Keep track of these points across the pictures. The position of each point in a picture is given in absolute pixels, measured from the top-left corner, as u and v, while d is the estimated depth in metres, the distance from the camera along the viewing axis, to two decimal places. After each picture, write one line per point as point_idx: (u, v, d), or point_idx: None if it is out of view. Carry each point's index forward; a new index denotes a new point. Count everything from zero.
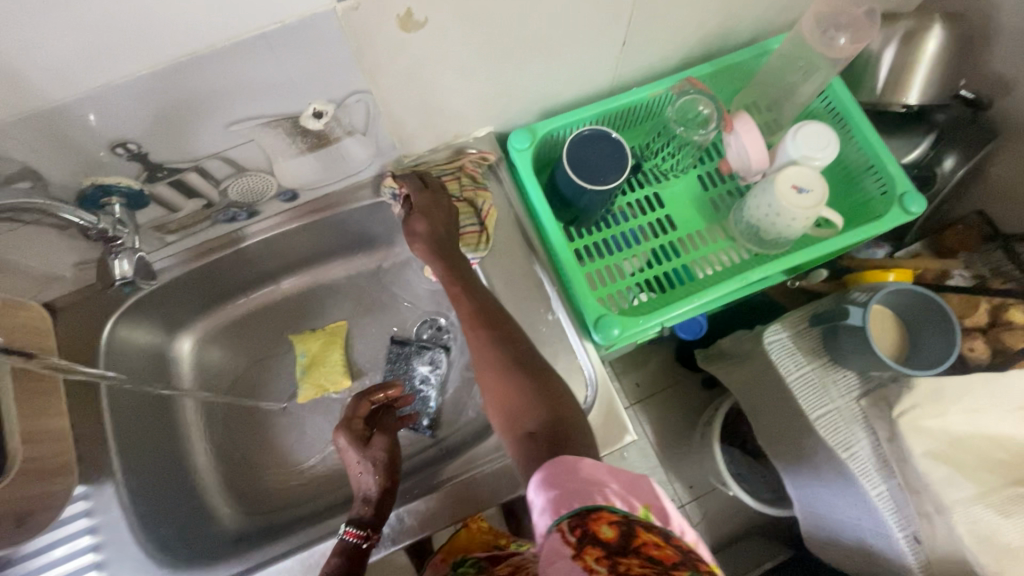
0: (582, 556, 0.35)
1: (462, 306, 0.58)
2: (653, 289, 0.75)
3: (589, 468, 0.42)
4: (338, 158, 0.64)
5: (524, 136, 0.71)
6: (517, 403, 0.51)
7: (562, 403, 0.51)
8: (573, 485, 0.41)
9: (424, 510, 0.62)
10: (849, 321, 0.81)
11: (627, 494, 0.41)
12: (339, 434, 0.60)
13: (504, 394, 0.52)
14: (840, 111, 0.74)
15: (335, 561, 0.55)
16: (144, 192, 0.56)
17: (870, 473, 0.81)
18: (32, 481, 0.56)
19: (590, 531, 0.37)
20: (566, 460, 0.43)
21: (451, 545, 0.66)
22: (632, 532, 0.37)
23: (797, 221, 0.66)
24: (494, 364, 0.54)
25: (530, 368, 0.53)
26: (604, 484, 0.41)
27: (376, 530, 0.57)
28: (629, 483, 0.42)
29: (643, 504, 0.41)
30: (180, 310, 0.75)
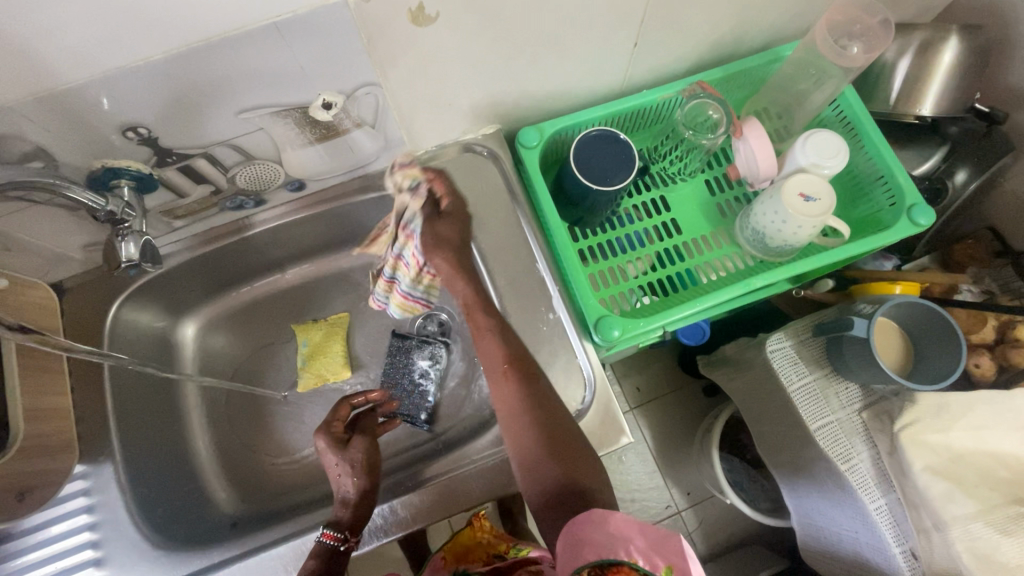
0: None
1: (492, 352, 0.57)
2: (655, 292, 0.75)
3: (617, 523, 0.39)
4: (346, 150, 0.64)
5: (532, 134, 0.70)
6: (541, 459, 0.52)
7: (584, 463, 0.52)
8: (597, 537, 0.38)
9: (414, 502, 0.63)
10: (852, 332, 0.80)
11: (652, 552, 0.36)
12: (318, 436, 0.61)
13: (521, 443, 0.54)
14: (852, 121, 0.73)
15: (311, 564, 0.54)
16: (154, 176, 0.56)
17: (869, 486, 0.80)
18: (33, 458, 0.56)
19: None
20: (596, 512, 0.40)
21: (454, 542, 0.67)
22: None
23: (803, 230, 0.66)
24: (522, 414, 0.54)
25: (557, 422, 0.54)
26: (628, 539, 0.37)
27: (355, 532, 0.56)
28: (658, 539, 0.37)
29: (668, 564, 0.36)
30: (185, 295, 0.76)
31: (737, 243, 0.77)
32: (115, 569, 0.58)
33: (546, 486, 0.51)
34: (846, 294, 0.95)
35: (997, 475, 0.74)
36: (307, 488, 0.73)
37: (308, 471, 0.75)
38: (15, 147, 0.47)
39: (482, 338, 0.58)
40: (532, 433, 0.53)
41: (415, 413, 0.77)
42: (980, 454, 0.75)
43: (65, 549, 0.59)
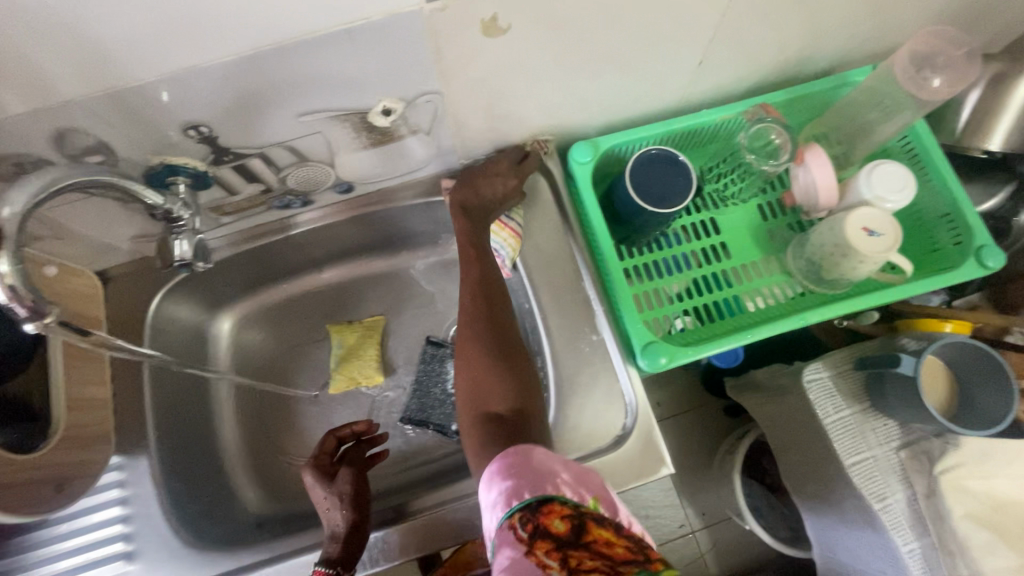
0: (535, 553, 0.38)
1: (469, 272, 0.61)
2: (699, 317, 0.73)
3: (541, 460, 0.44)
4: (397, 155, 0.63)
5: (587, 149, 0.68)
6: (489, 380, 0.55)
7: (530, 390, 0.55)
8: (528, 476, 0.43)
9: (404, 530, 0.62)
10: (899, 369, 0.77)
11: (577, 485, 0.43)
12: (306, 471, 0.62)
13: (483, 371, 0.55)
14: (921, 156, 0.70)
15: None
16: (209, 174, 0.56)
17: (903, 527, 0.78)
18: (72, 449, 0.56)
19: (545, 527, 0.39)
20: (521, 448, 0.45)
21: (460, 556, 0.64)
22: (584, 528, 0.40)
23: (864, 265, 0.63)
24: (480, 336, 0.57)
25: (513, 349, 0.57)
26: (554, 474, 0.43)
27: (350, 566, 0.56)
28: (581, 475, 0.45)
29: (594, 496, 0.44)
30: (224, 289, 0.76)
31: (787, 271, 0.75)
32: (145, 564, 0.58)
33: (491, 405, 0.54)
34: (889, 328, 0.91)
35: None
36: None
37: None
38: (78, 141, 0.47)
39: (470, 264, 0.62)
40: (496, 362, 0.56)
41: (446, 424, 0.76)
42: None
43: (100, 539, 0.59)
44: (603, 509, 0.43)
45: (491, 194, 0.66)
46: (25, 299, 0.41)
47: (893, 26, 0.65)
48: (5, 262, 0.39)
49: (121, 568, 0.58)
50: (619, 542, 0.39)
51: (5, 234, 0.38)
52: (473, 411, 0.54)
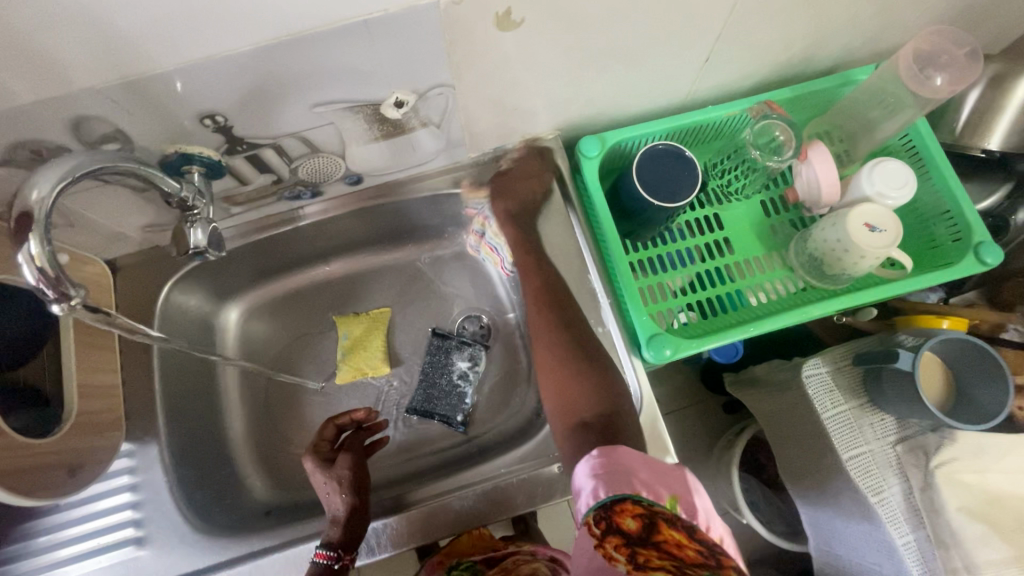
0: (605, 545, 0.41)
1: (530, 281, 0.68)
2: (702, 311, 0.74)
3: (623, 458, 0.47)
4: (407, 147, 0.64)
5: (593, 144, 0.69)
6: (572, 388, 0.59)
7: (614, 395, 0.58)
8: (611, 473, 0.46)
9: (402, 519, 0.62)
10: (897, 364, 0.78)
11: (656, 484, 0.45)
12: (306, 457, 0.64)
13: (562, 378, 0.60)
14: (922, 154, 0.72)
15: None
16: (222, 164, 0.56)
17: (899, 521, 0.79)
18: (83, 435, 0.57)
19: (617, 523, 0.42)
20: (604, 450, 0.48)
21: (452, 546, 0.67)
22: (655, 526, 0.41)
23: (865, 260, 0.65)
24: (554, 345, 0.63)
25: (591, 356, 0.62)
26: (634, 473, 0.46)
27: (350, 549, 0.56)
28: (661, 476, 0.46)
29: (673, 495, 0.45)
30: (232, 280, 0.76)
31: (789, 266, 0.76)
32: (156, 549, 0.59)
33: (579, 411, 0.57)
34: (888, 324, 0.93)
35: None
36: None
37: None
38: (96, 129, 0.47)
39: (527, 274, 0.68)
40: (576, 369, 0.60)
41: (452, 415, 0.77)
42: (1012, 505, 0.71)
43: (110, 525, 0.60)
44: (682, 509, 0.44)
45: (527, 195, 0.70)
46: (53, 281, 0.40)
47: (896, 25, 0.66)
48: (37, 243, 0.38)
49: (133, 553, 0.59)
50: (688, 542, 0.40)
51: (35, 219, 0.38)
52: (563, 418, 0.58)
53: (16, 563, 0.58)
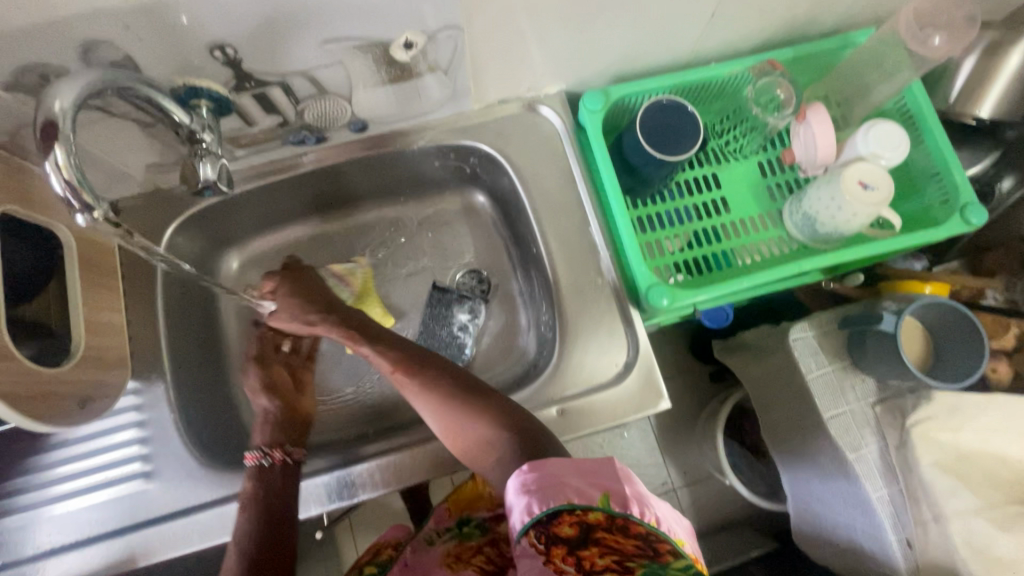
0: (551, 559, 0.43)
1: (385, 360, 0.61)
2: (698, 269, 0.76)
3: (552, 470, 0.47)
4: (414, 94, 0.64)
5: (597, 98, 0.70)
6: (475, 434, 0.55)
7: (509, 412, 0.56)
8: (542, 487, 0.46)
9: (403, 458, 0.64)
10: (880, 326, 0.81)
11: (587, 486, 0.46)
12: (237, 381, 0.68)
13: (460, 432, 0.56)
14: (915, 116, 0.73)
15: (250, 487, 0.56)
16: (230, 101, 0.56)
17: (874, 475, 0.83)
18: (92, 369, 0.58)
19: (556, 535, 0.44)
20: (534, 463, 0.48)
21: (457, 495, 0.74)
22: (592, 528, 0.44)
23: (857, 217, 0.67)
24: (437, 405, 0.57)
25: (475, 390, 0.58)
26: (565, 484, 0.46)
27: (275, 447, 0.59)
28: (591, 474, 0.47)
29: (605, 492, 0.45)
30: (233, 227, 0.76)
31: (783, 227, 0.78)
32: (163, 482, 0.61)
33: (490, 451, 0.54)
34: (874, 291, 0.95)
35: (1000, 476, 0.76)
36: (337, 426, 0.76)
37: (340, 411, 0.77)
38: (106, 55, 0.47)
39: (380, 352, 0.61)
40: (464, 413, 0.56)
41: None
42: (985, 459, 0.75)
43: (118, 459, 0.62)
44: (616, 503, 0.45)
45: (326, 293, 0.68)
46: (79, 196, 0.42)
47: None
48: (62, 151, 0.40)
49: (141, 486, 0.61)
50: (626, 540, 0.43)
51: (60, 128, 0.40)
52: (482, 464, 0.56)
53: (28, 493, 0.60)
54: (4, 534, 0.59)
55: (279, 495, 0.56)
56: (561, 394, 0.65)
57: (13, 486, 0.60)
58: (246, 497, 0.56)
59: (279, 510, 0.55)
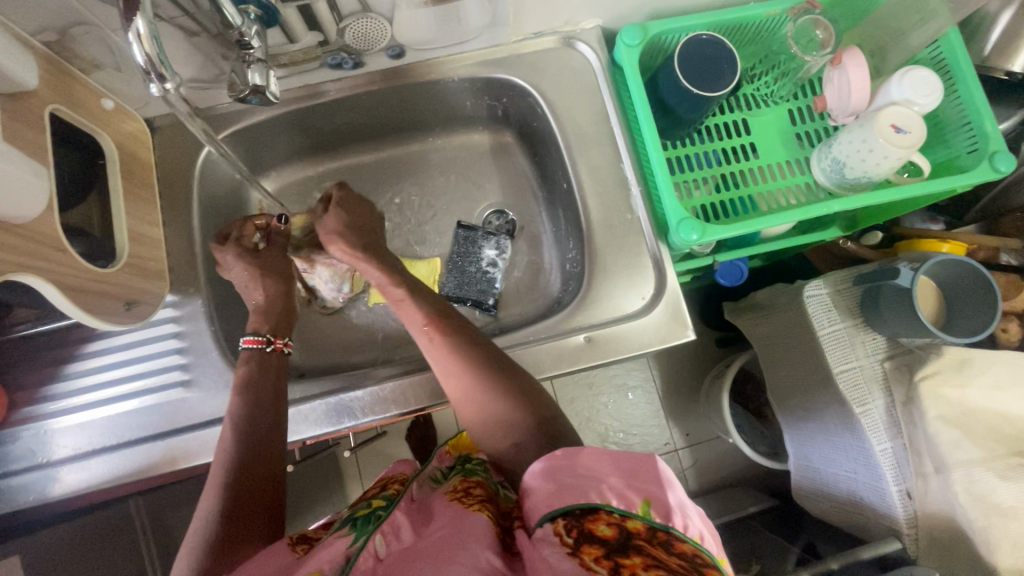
0: (579, 554, 0.40)
1: (416, 314, 0.59)
2: (723, 212, 0.77)
3: (589, 462, 0.47)
4: (454, 18, 0.64)
5: (636, 32, 0.68)
6: (500, 417, 0.55)
7: (539, 399, 0.56)
8: (575, 480, 0.45)
9: (427, 378, 0.65)
10: (896, 281, 0.78)
11: (626, 490, 0.44)
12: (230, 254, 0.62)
13: (483, 406, 0.56)
14: (948, 64, 0.73)
15: (243, 369, 0.58)
16: (276, 11, 0.56)
17: (878, 429, 0.82)
18: (135, 276, 0.59)
19: (590, 533, 0.42)
20: (568, 451, 0.48)
21: (456, 443, 0.73)
22: (629, 534, 0.42)
23: (887, 161, 0.67)
24: (468, 377, 0.55)
25: (506, 369, 0.57)
26: (600, 479, 0.45)
27: (277, 335, 0.62)
28: (631, 479, 0.45)
29: (645, 499, 0.43)
30: (265, 153, 0.76)
31: (810, 175, 0.78)
32: (201, 392, 0.63)
33: (510, 434, 0.56)
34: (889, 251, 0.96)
35: (1004, 431, 0.76)
36: (360, 356, 0.77)
37: (363, 344, 0.78)
38: None
39: (411, 308, 0.60)
40: (495, 392, 0.55)
41: (482, 299, 0.77)
42: (993, 413, 0.76)
43: (156, 368, 0.63)
44: (656, 513, 0.42)
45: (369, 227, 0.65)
46: (157, 69, 0.42)
47: None
48: (142, 22, 0.40)
49: (179, 395, 0.62)
50: (668, 556, 0.40)
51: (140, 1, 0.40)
52: (494, 436, 0.57)
53: (67, 396, 0.62)
54: (45, 433, 0.61)
55: (275, 381, 0.58)
56: (588, 323, 0.67)
57: (54, 388, 0.62)
58: (239, 381, 0.57)
59: (273, 398, 0.57)
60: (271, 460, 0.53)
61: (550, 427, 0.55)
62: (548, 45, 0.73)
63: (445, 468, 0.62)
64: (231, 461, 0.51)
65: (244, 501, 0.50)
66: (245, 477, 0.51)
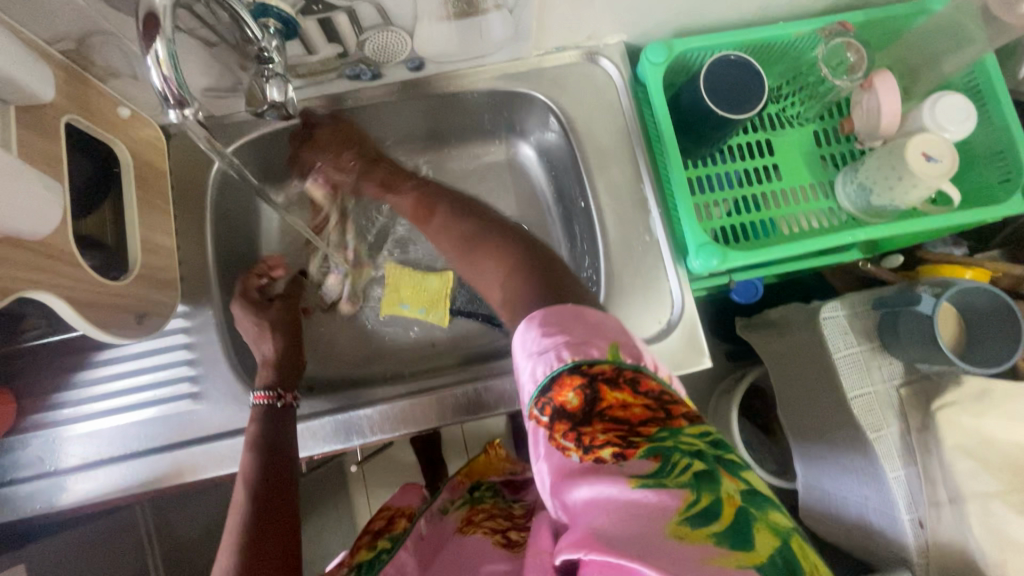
0: (552, 433, 0.37)
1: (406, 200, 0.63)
2: (743, 234, 0.75)
3: (560, 318, 0.41)
4: (475, 33, 0.63)
5: (661, 50, 0.67)
6: (490, 268, 0.51)
7: (528, 249, 0.51)
8: (546, 345, 0.39)
9: (436, 400, 0.64)
10: (917, 308, 0.76)
11: (590, 343, 0.39)
12: (236, 303, 0.65)
13: (475, 259, 0.53)
14: (983, 90, 0.70)
15: (256, 425, 0.57)
16: (296, 25, 0.55)
17: (892, 456, 0.80)
18: (147, 287, 0.59)
19: (555, 404, 0.37)
20: (537, 314, 0.42)
21: (470, 466, 0.71)
22: (596, 395, 0.37)
23: (917, 189, 0.65)
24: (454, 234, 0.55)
25: (497, 229, 0.54)
26: (572, 335, 0.40)
27: (287, 389, 0.60)
28: (593, 329, 0.40)
29: (610, 345, 0.39)
30: (279, 162, 0.76)
31: (833, 199, 0.76)
32: (210, 404, 0.62)
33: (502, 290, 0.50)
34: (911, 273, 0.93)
35: None
36: (370, 367, 0.76)
37: (371, 351, 0.77)
38: None
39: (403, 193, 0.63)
40: (481, 242, 0.53)
41: (494, 315, 0.78)
42: None
43: (165, 378, 0.63)
44: (625, 355, 0.39)
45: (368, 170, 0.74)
46: (175, 93, 0.41)
47: None
48: (162, 45, 0.39)
49: (187, 406, 0.62)
50: (635, 399, 0.37)
51: (160, 23, 0.39)
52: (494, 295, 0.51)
53: (75, 405, 0.61)
54: (53, 442, 0.60)
55: (285, 436, 0.57)
56: None
57: (64, 396, 0.62)
58: (252, 437, 0.56)
59: (283, 453, 0.55)
60: (285, 509, 0.51)
61: (543, 276, 0.47)
62: (569, 59, 0.72)
63: (455, 498, 0.61)
64: (245, 527, 0.49)
65: (263, 555, 0.47)
66: (261, 536, 0.48)
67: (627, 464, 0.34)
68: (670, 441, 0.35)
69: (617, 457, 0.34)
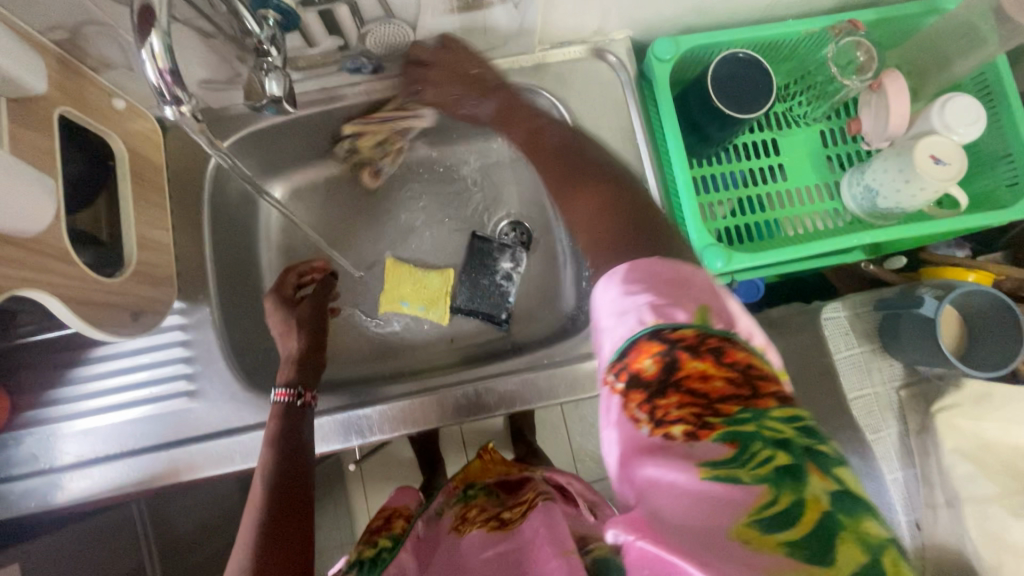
0: (626, 400, 0.33)
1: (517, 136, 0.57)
2: (746, 234, 0.74)
3: (644, 275, 0.37)
4: (479, 26, 0.62)
5: (668, 46, 0.66)
6: (590, 205, 0.50)
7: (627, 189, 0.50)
8: (629, 303, 0.36)
9: (436, 400, 0.63)
10: (920, 310, 0.74)
11: (676, 305, 0.35)
12: (269, 297, 0.64)
13: (572, 198, 0.51)
14: (994, 92, 0.69)
15: (274, 425, 0.55)
16: (297, 16, 0.54)
17: (890, 458, 0.80)
18: (143, 284, 0.58)
19: (631, 371, 0.34)
20: (621, 268, 0.38)
21: (465, 474, 0.70)
22: (675, 363, 0.33)
23: (924, 192, 0.64)
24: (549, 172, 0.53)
25: (593, 168, 0.52)
26: (659, 294, 0.36)
27: (307, 388, 0.58)
28: (680, 288, 0.36)
29: (699, 308, 0.34)
30: (279, 155, 0.74)
31: (838, 200, 0.75)
32: (207, 402, 0.61)
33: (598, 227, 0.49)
34: (914, 275, 0.93)
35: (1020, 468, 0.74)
36: (370, 364, 0.76)
37: (370, 347, 0.77)
38: None
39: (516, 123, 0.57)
40: (580, 181, 0.51)
41: (495, 313, 0.76)
42: (1011, 448, 0.74)
43: (162, 376, 0.62)
44: (715, 321, 0.34)
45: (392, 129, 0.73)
46: (170, 89, 0.40)
47: None
48: (158, 39, 0.38)
49: (184, 404, 0.61)
50: (718, 369, 0.32)
51: (155, 15, 0.38)
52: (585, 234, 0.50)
53: (70, 402, 0.61)
54: (47, 439, 0.60)
55: (303, 437, 0.56)
56: None
57: (59, 393, 0.61)
58: (270, 436, 0.55)
59: (298, 455, 0.54)
60: (298, 515, 0.51)
61: (646, 217, 0.48)
62: (575, 54, 0.70)
63: (449, 501, 0.61)
64: (259, 534, 0.48)
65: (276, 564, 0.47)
66: (272, 543, 0.48)
67: (699, 446, 0.30)
68: (753, 424, 0.30)
69: (692, 436, 0.30)
